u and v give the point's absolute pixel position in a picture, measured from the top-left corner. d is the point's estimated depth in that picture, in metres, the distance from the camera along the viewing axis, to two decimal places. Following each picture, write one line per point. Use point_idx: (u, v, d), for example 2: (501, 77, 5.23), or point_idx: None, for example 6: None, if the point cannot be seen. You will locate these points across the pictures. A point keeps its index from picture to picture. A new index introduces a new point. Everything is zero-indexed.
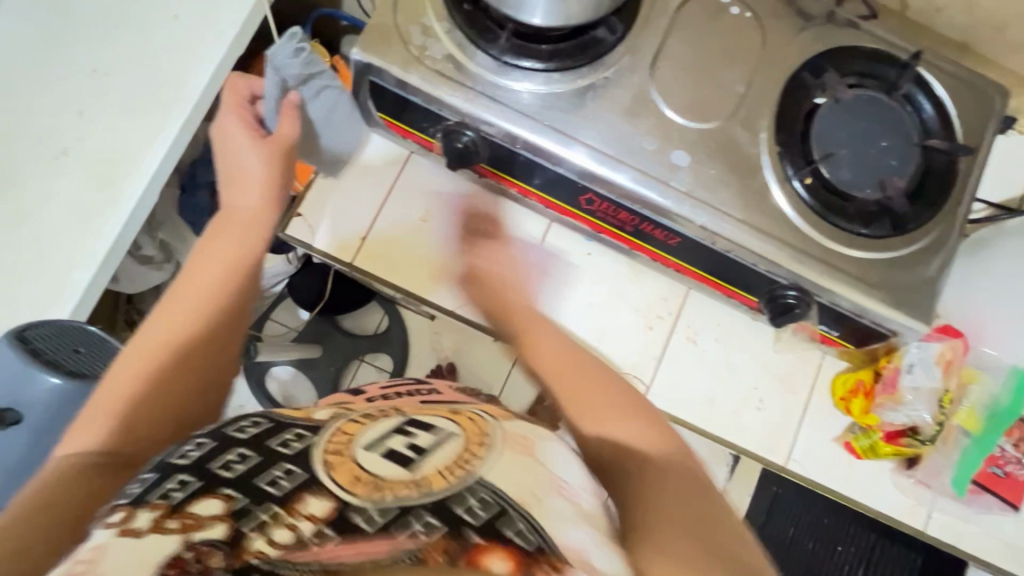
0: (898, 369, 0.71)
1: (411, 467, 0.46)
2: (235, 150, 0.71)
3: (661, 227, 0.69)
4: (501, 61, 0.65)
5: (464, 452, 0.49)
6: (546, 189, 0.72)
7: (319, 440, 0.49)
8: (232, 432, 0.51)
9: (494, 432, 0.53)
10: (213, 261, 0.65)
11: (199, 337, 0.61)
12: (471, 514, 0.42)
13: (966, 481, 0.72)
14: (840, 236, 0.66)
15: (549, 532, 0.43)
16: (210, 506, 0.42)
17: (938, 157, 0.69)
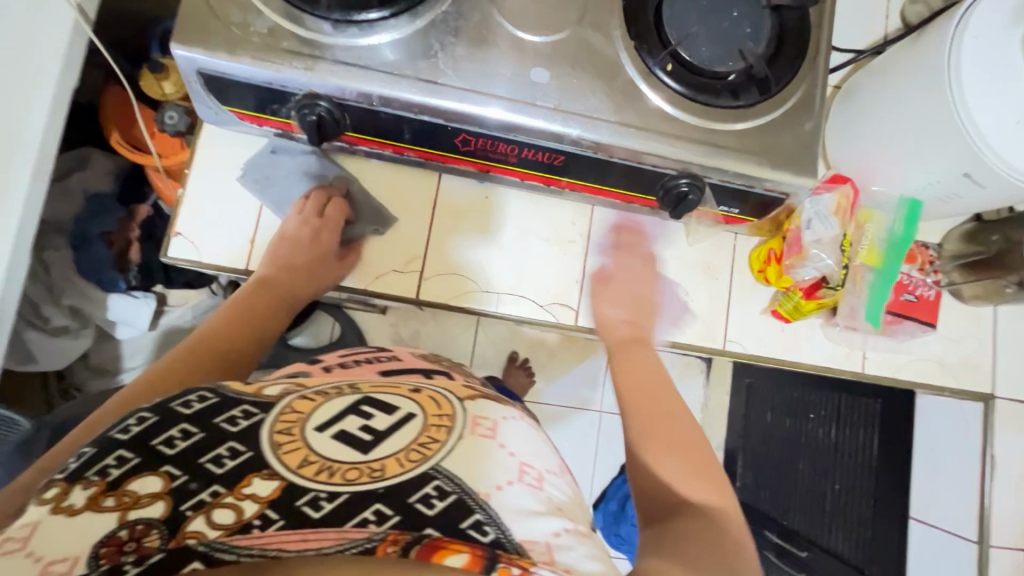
0: (799, 227, 0.72)
1: (365, 451, 0.47)
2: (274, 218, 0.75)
3: (542, 150, 0.67)
4: (334, 21, 0.62)
5: (423, 438, 0.49)
6: (421, 143, 0.70)
7: (264, 420, 0.48)
8: (176, 405, 0.50)
9: (458, 412, 0.53)
10: (240, 316, 0.69)
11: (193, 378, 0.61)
12: (427, 503, 0.44)
13: (882, 314, 0.74)
14: (715, 113, 0.68)
15: (507, 525, 0.45)
16: (150, 484, 0.44)
17: (790, 16, 0.70)
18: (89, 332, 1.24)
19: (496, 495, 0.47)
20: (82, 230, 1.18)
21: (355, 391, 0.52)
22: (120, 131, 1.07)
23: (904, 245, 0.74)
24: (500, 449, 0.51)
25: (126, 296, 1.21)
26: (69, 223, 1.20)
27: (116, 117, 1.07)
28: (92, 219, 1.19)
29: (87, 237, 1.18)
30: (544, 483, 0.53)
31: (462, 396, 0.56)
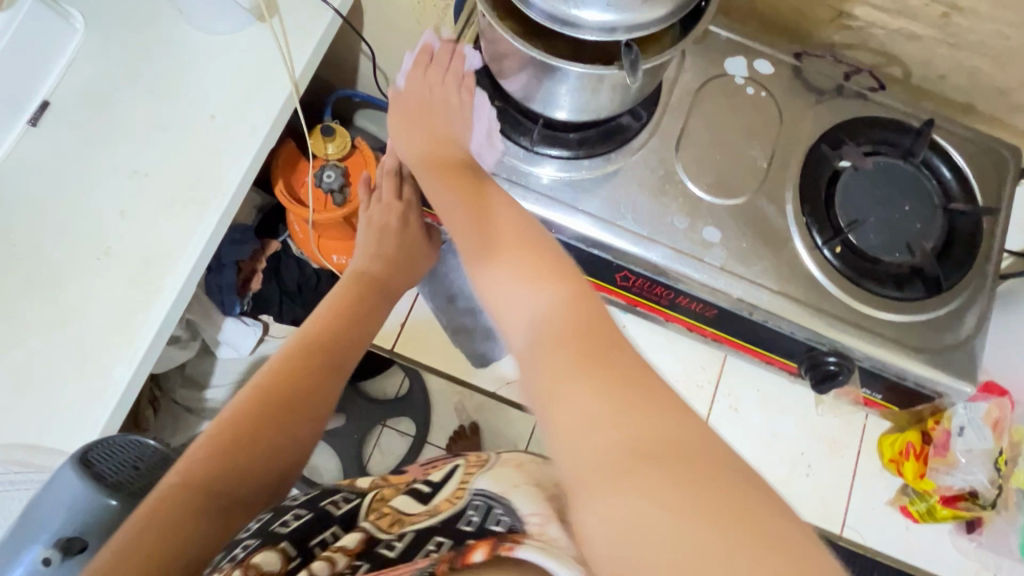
0: (950, 431, 0.68)
1: (427, 500, 0.50)
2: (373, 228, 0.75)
3: (696, 300, 0.70)
4: (530, 150, 0.69)
5: (466, 475, 0.53)
6: (581, 269, 0.73)
7: (364, 500, 0.54)
8: (285, 504, 0.54)
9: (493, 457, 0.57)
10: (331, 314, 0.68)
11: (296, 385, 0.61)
12: (469, 523, 0.45)
13: None
14: (876, 301, 0.68)
15: (520, 518, 0.43)
16: (269, 560, 0.44)
17: (964, 219, 0.71)
18: (196, 344, 1.32)
19: (513, 495, 0.47)
20: (219, 254, 1.29)
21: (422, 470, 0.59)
22: (284, 180, 1.18)
23: None
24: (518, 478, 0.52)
25: (237, 322, 1.29)
26: None
27: (284, 168, 1.19)
28: (230, 246, 1.29)
29: (221, 261, 1.28)
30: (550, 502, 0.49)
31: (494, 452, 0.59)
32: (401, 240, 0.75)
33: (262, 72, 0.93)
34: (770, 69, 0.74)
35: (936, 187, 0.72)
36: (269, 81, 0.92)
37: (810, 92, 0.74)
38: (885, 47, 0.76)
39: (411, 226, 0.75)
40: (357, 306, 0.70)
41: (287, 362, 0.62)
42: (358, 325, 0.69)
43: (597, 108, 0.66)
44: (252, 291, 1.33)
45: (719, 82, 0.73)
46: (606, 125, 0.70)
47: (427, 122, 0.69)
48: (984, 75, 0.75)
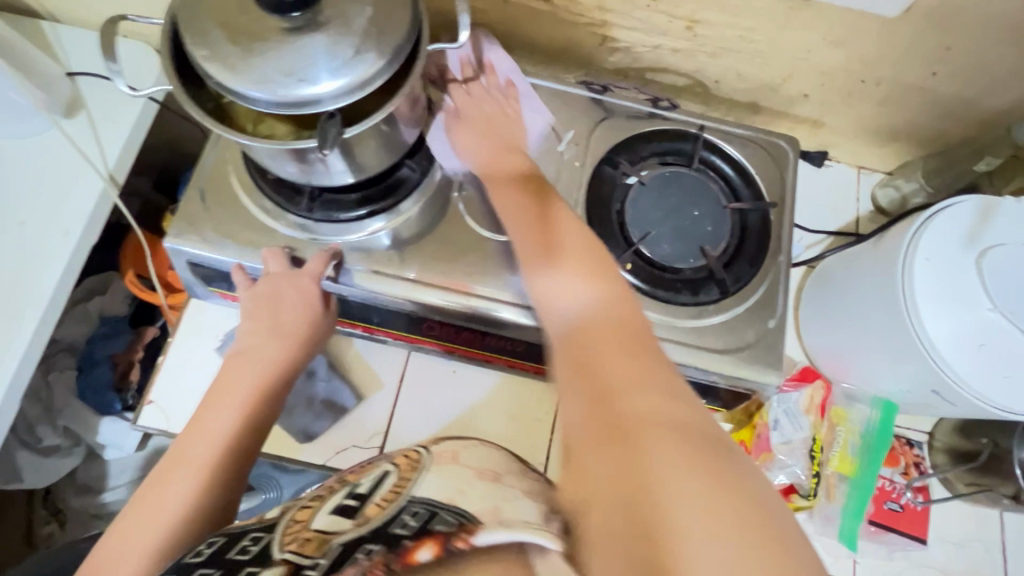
0: (767, 425, 0.70)
1: (354, 513, 0.50)
2: (275, 297, 0.63)
3: (502, 337, 0.69)
4: (313, 220, 0.68)
5: (397, 481, 0.53)
6: (388, 324, 0.71)
7: (273, 537, 0.49)
8: (188, 558, 0.48)
9: (424, 454, 0.56)
10: (222, 416, 0.58)
11: (201, 491, 0.54)
12: (405, 526, 0.46)
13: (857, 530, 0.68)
14: (677, 310, 0.69)
15: (466, 509, 0.47)
16: None
17: (752, 214, 0.73)
18: (79, 450, 1.26)
19: (458, 500, 0.48)
20: (91, 352, 1.22)
21: (345, 485, 0.55)
22: (135, 267, 1.15)
23: (881, 450, 0.70)
24: (457, 468, 0.53)
25: (119, 420, 1.22)
26: (81, 345, 1.25)
27: (133, 256, 1.15)
28: (101, 342, 1.23)
29: (93, 360, 1.21)
30: (458, 456, 0.56)
31: (427, 443, 0.59)
32: (299, 312, 0.63)
33: (72, 171, 0.90)
34: (548, 102, 0.77)
35: (722, 187, 0.74)
36: (79, 177, 0.90)
37: (591, 116, 0.76)
38: (656, 62, 0.80)
39: (313, 294, 0.64)
40: (245, 400, 0.59)
41: (164, 487, 0.54)
42: (249, 423, 0.58)
43: (365, 171, 0.65)
44: (132, 383, 1.21)
45: None
46: (387, 179, 0.70)
47: (305, 292, 0.64)
48: (750, 76, 0.78)
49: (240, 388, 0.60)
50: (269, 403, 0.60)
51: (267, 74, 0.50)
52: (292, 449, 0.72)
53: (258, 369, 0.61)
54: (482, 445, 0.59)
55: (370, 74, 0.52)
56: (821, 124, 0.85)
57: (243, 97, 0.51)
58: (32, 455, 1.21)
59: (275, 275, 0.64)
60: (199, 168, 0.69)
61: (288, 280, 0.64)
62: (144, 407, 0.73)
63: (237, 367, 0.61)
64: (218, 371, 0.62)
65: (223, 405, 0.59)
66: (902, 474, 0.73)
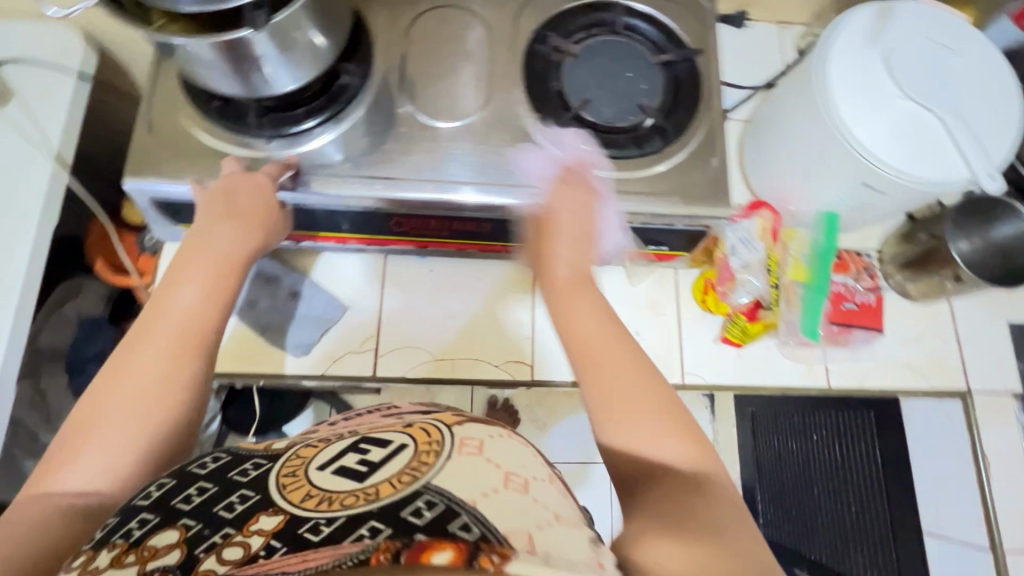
0: (726, 255, 0.76)
1: (361, 479, 0.45)
2: (227, 190, 0.65)
3: (466, 219, 0.72)
4: (266, 139, 0.70)
5: (414, 462, 0.46)
6: (359, 231, 0.74)
7: (273, 468, 0.48)
8: (192, 468, 0.50)
9: (446, 437, 0.50)
10: (182, 291, 0.59)
11: (168, 357, 0.56)
12: (419, 517, 0.40)
13: (818, 326, 0.74)
14: (627, 165, 0.73)
15: (498, 524, 0.40)
16: (167, 536, 0.42)
17: (681, 67, 0.77)
18: None
19: (481, 501, 0.42)
20: (77, 353, 1.21)
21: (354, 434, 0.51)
22: (104, 257, 1.14)
23: (829, 256, 0.75)
24: (485, 466, 0.47)
25: None
26: (66, 349, 1.24)
27: (100, 247, 1.14)
28: (86, 342, 1.22)
29: (82, 361, 1.21)
30: (486, 450, 0.50)
31: (449, 423, 0.53)
32: (250, 198, 0.65)
33: (16, 157, 0.90)
34: None
35: (649, 47, 0.78)
36: (25, 161, 0.90)
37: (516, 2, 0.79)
38: None
39: (262, 187, 0.66)
40: (206, 279, 0.60)
41: (132, 355, 0.55)
42: (211, 298, 0.60)
43: (304, 77, 0.67)
44: None
45: (429, 18, 0.77)
46: (328, 88, 0.72)
47: (254, 186, 0.65)
48: None
49: (198, 265, 0.61)
50: (230, 281, 0.62)
51: None
52: (291, 366, 0.75)
53: (212, 251, 0.62)
54: (511, 437, 0.53)
55: None
56: None
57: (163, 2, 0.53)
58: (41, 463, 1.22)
59: (231, 175, 0.66)
60: (142, 108, 0.70)
61: (239, 176, 0.65)
62: None
63: (193, 250, 0.62)
64: (176, 256, 0.62)
65: (183, 284, 0.59)
66: (854, 277, 0.79)
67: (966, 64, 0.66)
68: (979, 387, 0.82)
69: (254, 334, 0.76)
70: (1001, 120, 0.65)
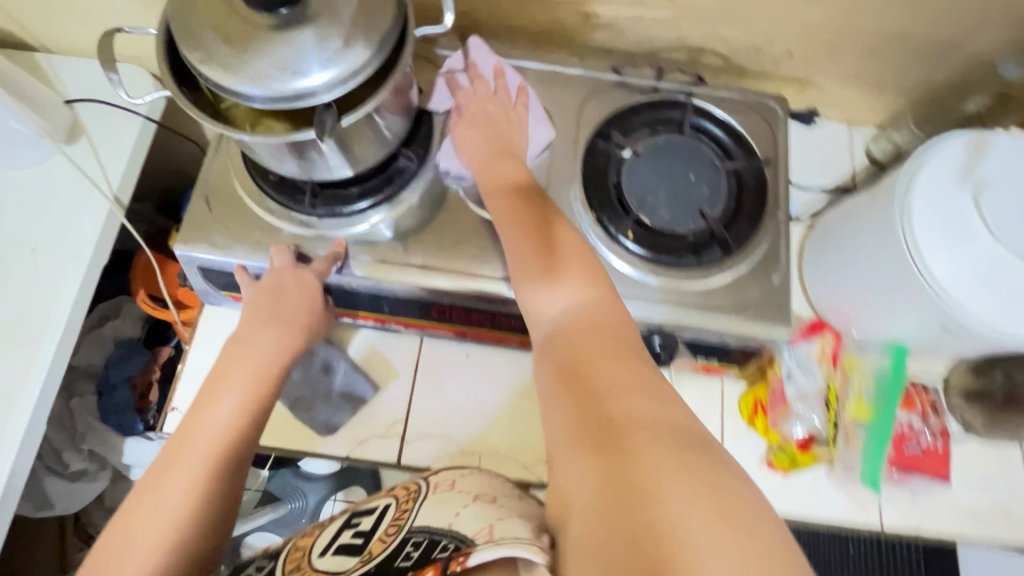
0: (782, 379, 0.71)
1: (359, 547, 0.55)
2: (274, 294, 0.65)
3: (510, 314, 0.69)
4: (317, 216, 0.69)
5: (397, 512, 0.58)
6: (398, 313, 0.72)
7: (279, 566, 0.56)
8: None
9: (422, 483, 0.62)
10: (221, 405, 0.60)
11: (204, 476, 0.55)
12: (407, 559, 0.49)
13: (879, 474, 0.70)
14: (682, 274, 0.70)
15: (456, 530, 0.49)
16: None
17: (746, 173, 0.74)
18: (106, 474, 1.29)
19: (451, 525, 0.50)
20: (108, 375, 1.22)
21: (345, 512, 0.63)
22: (146, 286, 1.16)
23: (897, 391, 0.70)
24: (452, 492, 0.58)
25: (142, 439, 1.21)
26: (99, 369, 1.26)
27: (143, 276, 1.16)
28: (118, 365, 1.22)
29: (111, 384, 1.21)
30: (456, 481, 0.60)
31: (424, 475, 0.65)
32: (296, 303, 0.65)
33: (77, 194, 0.93)
34: (538, 83, 0.78)
35: (716, 150, 0.75)
36: (85, 200, 0.92)
37: (580, 92, 0.77)
38: (640, 36, 0.81)
39: (310, 293, 0.66)
40: (243, 388, 0.61)
41: (167, 476, 0.55)
42: (249, 409, 0.60)
43: (363, 162, 0.66)
44: (152, 404, 1.22)
45: None
46: (385, 169, 0.71)
47: (301, 290, 0.66)
48: (733, 40, 0.79)
49: (238, 377, 0.62)
50: (266, 390, 0.62)
51: (260, 70, 0.51)
52: (314, 443, 0.74)
53: (253, 360, 0.63)
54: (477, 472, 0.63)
55: (360, 63, 0.53)
56: (809, 83, 0.86)
57: (240, 95, 0.52)
58: (59, 480, 1.23)
59: (280, 273, 0.66)
60: (203, 177, 0.71)
61: (287, 276, 0.66)
62: (168, 414, 0.75)
63: (234, 357, 0.63)
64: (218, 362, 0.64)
65: (220, 395, 0.61)
66: (921, 416, 0.73)
67: None
68: None
69: (281, 406, 0.74)
70: None
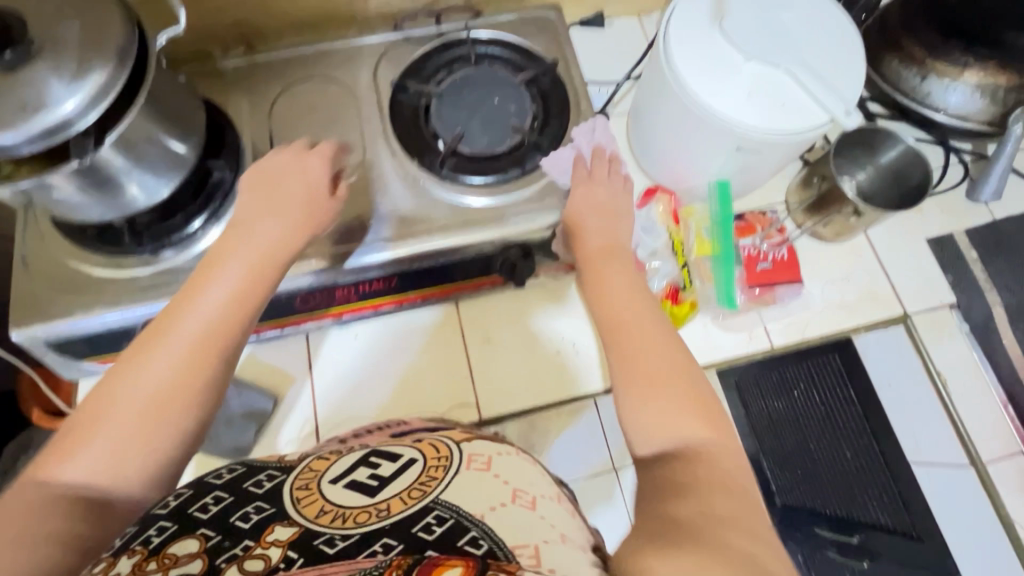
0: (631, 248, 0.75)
1: (373, 493, 0.43)
2: (270, 179, 0.63)
3: (373, 279, 0.72)
4: (147, 252, 0.68)
5: (424, 476, 0.45)
6: (267, 318, 0.73)
7: (287, 479, 0.45)
8: (209, 479, 0.46)
9: (455, 450, 0.49)
10: (231, 274, 0.55)
11: (202, 347, 0.51)
12: (427, 531, 0.39)
13: (733, 296, 0.75)
14: (512, 185, 0.73)
15: (507, 538, 0.39)
16: (186, 544, 0.38)
17: (543, 79, 0.78)
18: None
19: (489, 517, 0.41)
20: None
21: (365, 448, 0.50)
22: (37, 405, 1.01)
23: (728, 221, 0.75)
24: (492, 479, 0.46)
25: None
26: None
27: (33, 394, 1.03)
28: None
29: None
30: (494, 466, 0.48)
31: (456, 439, 0.52)
32: (294, 183, 0.63)
33: None
34: (331, 66, 0.81)
35: (509, 69, 0.79)
36: None
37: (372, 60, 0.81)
38: None
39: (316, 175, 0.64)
40: (244, 269, 0.56)
41: (157, 342, 0.50)
42: (245, 295, 0.55)
43: (169, 182, 0.66)
44: None
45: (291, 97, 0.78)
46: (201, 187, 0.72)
47: (292, 176, 0.63)
48: None
49: (239, 260, 0.57)
50: (270, 272, 0.57)
51: (8, 116, 0.52)
52: None
53: (253, 244, 0.58)
54: (519, 455, 0.52)
55: (106, 80, 0.54)
56: None
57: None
58: None
59: (273, 161, 0.64)
60: (21, 258, 0.69)
61: (289, 154, 0.65)
62: None
63: (235, 239, 0.58)
64: (221, 242, 0.58)
65: (214, 280, 0.54)
66: (763, 237, 0.80)
67: (796, 16, 0.69)
68: (916, 307, 0.83)
69: None
70: (847, 60, 0.67)
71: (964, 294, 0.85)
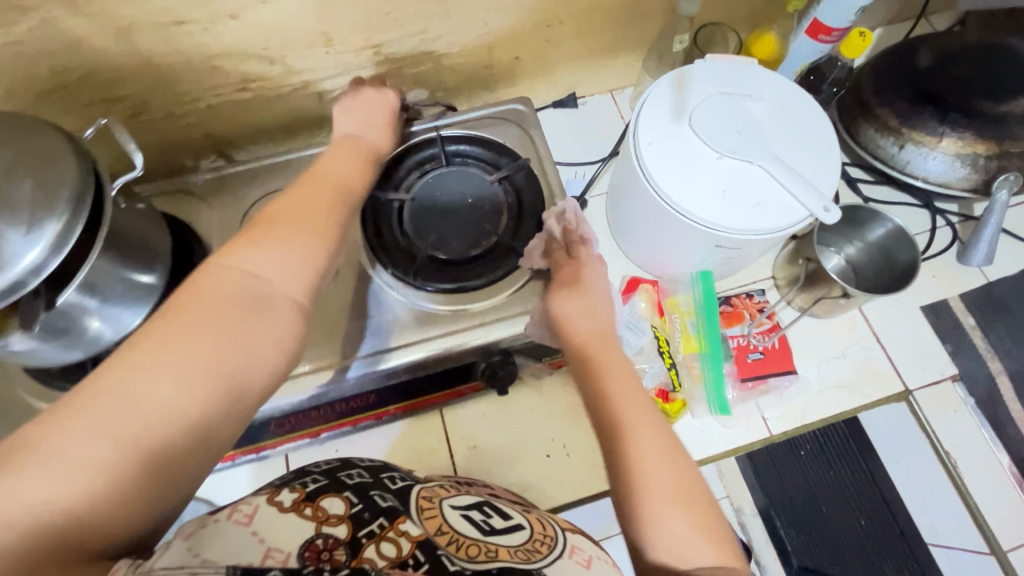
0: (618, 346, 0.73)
1: (483, 533, 0.46)
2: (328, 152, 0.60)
3: (350, 397, 0.70)
4: None
5: (528, 544, 0.45)
6: (242, 443, 0.71)
7: (416, 487, 0.50)
8: (343, 474, 0.48)
9: (559, 535, 0.48)
10: (292, 224, 0.48)
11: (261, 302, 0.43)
12: None
13: (724, 400, 0.73)
14: (488, 290, 0.71)
15: None
16: (336, 505, 0.43)
17: (516, 175, 0.78)
18: None
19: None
20: None
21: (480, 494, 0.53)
22: None
23: (712, 312, 0.75)
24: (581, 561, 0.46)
25: None
26: None
27: None
28: None
29: None
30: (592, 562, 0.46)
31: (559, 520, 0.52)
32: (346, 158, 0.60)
33: None
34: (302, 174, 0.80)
35: (482, 167, 0.78)
36: None
37: None
38: None
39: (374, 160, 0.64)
40: (307, 227, 0.49)
41: (195, 296, 0.41)
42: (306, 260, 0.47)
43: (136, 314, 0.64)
44: None
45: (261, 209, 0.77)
46: None
47: (353, 145, 0.63)
48: (460, 66, 0.84)
49: (301, 213, 0.50)
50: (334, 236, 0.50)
51: None
52: None
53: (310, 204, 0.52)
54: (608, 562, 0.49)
55: (64, 229, 0.52)
56: (552, 75, 0.92)
57: None
58: None
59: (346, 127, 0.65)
60: None
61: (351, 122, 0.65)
62: None
63: (302, 191, 0.53)
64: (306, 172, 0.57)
65: (266, 237, 0.47)
66: (749, 326, 0.79)
67: (765, 108, 0.69)
68: (918, 383, 0.80)
69: None
70: (820, 151, 0.66)
71: (968, 364, 0.82)
